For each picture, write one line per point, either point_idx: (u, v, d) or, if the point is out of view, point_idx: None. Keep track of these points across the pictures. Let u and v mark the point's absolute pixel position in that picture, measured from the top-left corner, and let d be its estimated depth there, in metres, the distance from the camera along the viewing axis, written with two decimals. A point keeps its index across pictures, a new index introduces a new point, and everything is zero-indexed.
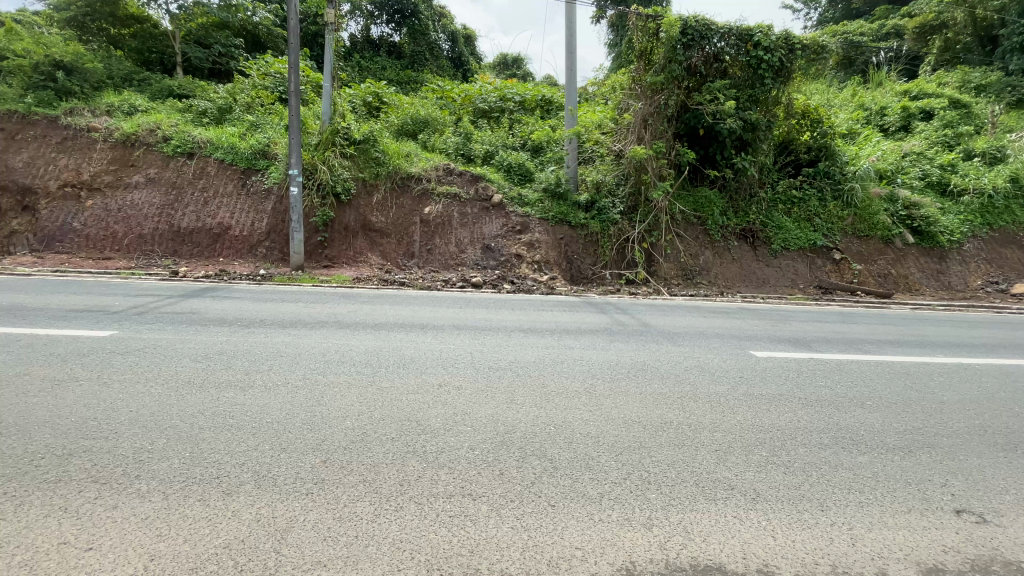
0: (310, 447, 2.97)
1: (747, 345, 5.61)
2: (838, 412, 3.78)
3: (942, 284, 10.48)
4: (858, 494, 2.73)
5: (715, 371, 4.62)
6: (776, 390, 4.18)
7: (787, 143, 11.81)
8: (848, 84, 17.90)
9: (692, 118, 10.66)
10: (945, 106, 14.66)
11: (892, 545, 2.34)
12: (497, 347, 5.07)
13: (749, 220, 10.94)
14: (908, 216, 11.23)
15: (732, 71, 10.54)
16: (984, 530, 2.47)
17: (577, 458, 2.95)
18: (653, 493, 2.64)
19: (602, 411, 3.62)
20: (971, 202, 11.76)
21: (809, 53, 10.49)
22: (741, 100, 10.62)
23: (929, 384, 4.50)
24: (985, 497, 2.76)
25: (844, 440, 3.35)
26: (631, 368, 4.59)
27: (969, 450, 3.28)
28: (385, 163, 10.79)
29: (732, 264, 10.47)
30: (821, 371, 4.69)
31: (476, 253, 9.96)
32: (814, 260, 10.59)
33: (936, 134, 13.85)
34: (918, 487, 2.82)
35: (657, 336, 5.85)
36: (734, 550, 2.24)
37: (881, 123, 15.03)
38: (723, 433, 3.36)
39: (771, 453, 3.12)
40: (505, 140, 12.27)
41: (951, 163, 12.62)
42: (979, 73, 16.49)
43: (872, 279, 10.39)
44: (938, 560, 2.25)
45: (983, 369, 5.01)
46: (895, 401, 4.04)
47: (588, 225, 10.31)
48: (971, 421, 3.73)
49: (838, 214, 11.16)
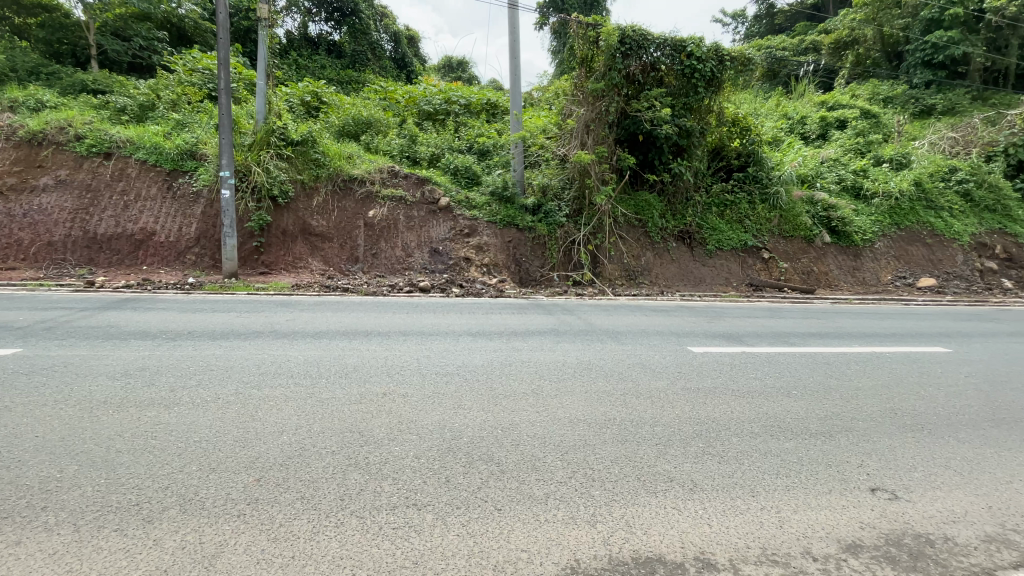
0: (242, 465, 2.80)
1: (686, 341, 5.86)
2: (767, 402, 4.03)
3: (857, 280, 11.47)
4: (785, 478, 2.91)
5: (656, 367, 4.80)
6: (712, 383, 4.39)
7: (719, 150, 12.40)
8: (773, 94, 19.16)
9: (631, 125, 11.02)
10: (857, 116, 16.01)
11: (817, 524, 2.51)
12: (444, 352, 5.02)
13: (686, 222, 11.45)
14: (827, 217, 12.12)
15: (668, 80, 10.98)
16: (896, 506, 2.69)
17: (524, 460, 2.96)
18: (598, 490, 2.69)
19: (549, 411, 3.67)
20: (881, 204, 12.85)
21: (737, 64, 11.11)
22: (677, 107, 11.08)
23: (845, 372, 4.89)
24: (896, 475, 3.01)
25: (772, 427, 3.57)
26: (576, 368, 4.67)
27: (880, 432, 3.59)
28: (324, 165, 10.43)
29: (671, 264, 10.94)
30: (752, 364, 4.99)
31: (424, 257, 9.84)
32: (745, 260, 11.26)
33: (850, 141, 15.07)
34: (838, 469, 3.04)
35: (602, 336, 6.00)
36: (674, 541, 2.32)
37: (802, 131, 16.20)
38: (663, 426, 3.49)
39: (707, 443, 3.28)
40: (451, 142, 12.19)
41: (863, 169, 13.75)
42: (887, 87, 18.20)
43: (796, 276, 11.23)
44: (857, 537, 2.43)
45: (893, 357, 5.49)
46: (816, 389, 4.36)
47: (535, 228, 10.46)
48: (883, 405, 4.07)
49: (766, 216, 11.91)
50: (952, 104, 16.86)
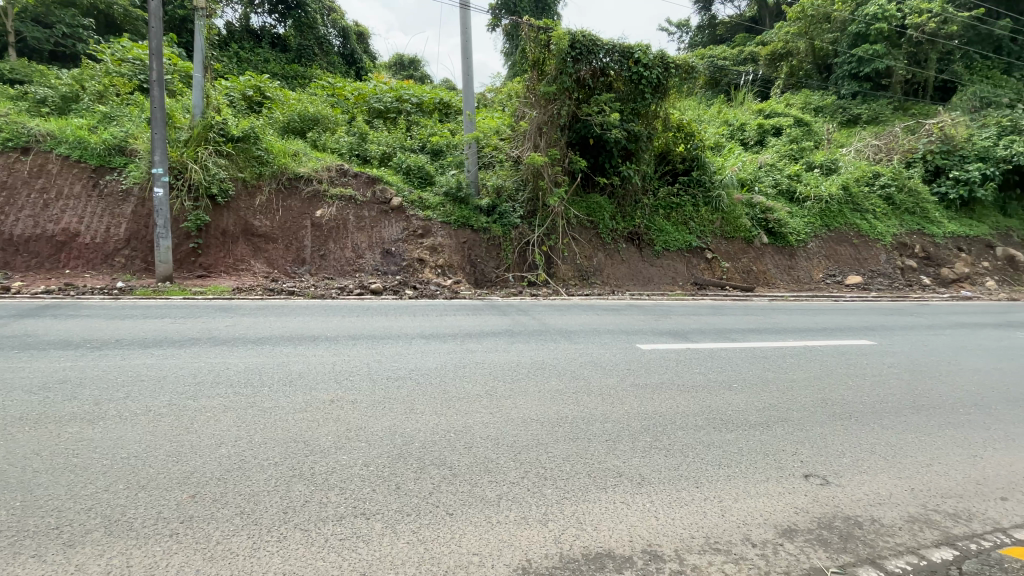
0: (176, 481, 2.63)
1: (635, 339, 6.02)
2: (711, 396, 4.21)
3: (792, 278, 12.22)
4: (727, 468, 3.04)
5: (607, 365, 4.91)
6: (660, 379, 4.55)
7: (665, 154, 12.82)
8: (715, 102, 20.08)
9: (582, 128, 11.22)
10: (790, 124, 17.08)
11: (756, 511, 2.63)
12: (396, 355, 4.92)
13: (635, 223, 11.79)
14: (765, 219, 12.81)
15: (617, 85, 11.26)
16: (827, 491, 2.87)
17: (476, 462, 2.95)
18: (549, 488, 2.72)
19: (502, 412, 3.67)
20: (813, 207, 13.69)
21: (681, 72, 11.55)
22: (626, 112, 11.38)
23: (782, 365, 5.18)
24: (828, 461, 3.21)
25: (715, 420, 3.73)
26: (530, 368, 4.70)
27: (813, 421, 3.83)
28: (268, 163, 10.00)
29: (622, 265, 11.23)
30: (697, 359, 5.20)
31: (375, 258, 9.62)
32: (691, 260, 11.73)
33: (785, 148, 16.00)
34: (776, 457, 3.21)
35: (556, 335, 6.06)
36: (622, 535, 2.37)
37: (742, 138, 17.06)
38: (613, 423, 3.57)
39: (654, 437, 3.38)
40: (402, 141, 11.99)
41: (797, 174, 14.61)
42: (818, 97, 19.50)
43: (736, 275, 11.83)
44: (792, 521, 2.57)
45: (824, 350, 5.87)
46: (756, 382, 4.59)
47: (490, 229, 10.47)
48: (815, 396, 4.34)
49: (708, 218, 12.45)
50: (875, 114, 18.20)
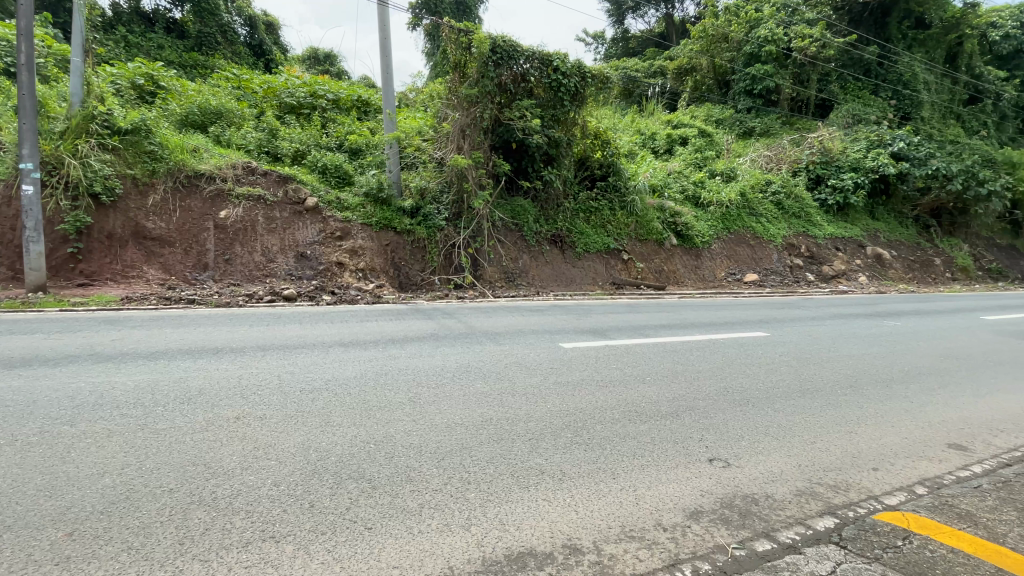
0: (46, 520, 2.30)
1: (558, 338, 6.19)
2: (627, 389, 4.43)
3: (699, 277, 13.22)
4: (641, 458, 3.22)
5: (531, 365, 5.00)
6: (581, 376, 4.71)
7: (584, 160, 13.30)
8: (629, 111, 21.20)
9: (505, 132, 11.37)
10: (695, 135, 18.48)
11: (667, 497, 2.80)
12: (312, 365, 4.68)
13: (557, 226, 12.12)
14: (674, 222, 13.71)
15: (537, 91, 11.51)
16: (728, 472, 3.12)
17: (397, 472, 2.87)
18: (472, 492, 2.71)
19: (425, 418, 3.61)
20: (716, 211, 14.85)
21: (598, 81, 12.06)
22: (546, 118, 11.67)
23: (690, 357, 5.58)
24: (729, 445, 3.49)
25: (630, 412, 3.93)
26: (455, 372, 4.67)
27: (716, 408, 4.15)
28: (163, 159, 9.10)
29: (546, 266, 11.49)
30: (614, 355, 5.45)
31: (289, 262, 9.06)
32: (609, 261, 12.28)
33: (690, 157, 17.24)
34: (684, 444, 3.44)
35: (481, 337, 6.08)
36: (543, 531, 2.42)
37: (653, 146, 18.16)
38: (536, 422, 3.64)
39: (575, 433, 3.49)
40: (317, 139, 11.42)
41: (701, 181, 15.80)
42: (719, 110, 21.23)
43: (650, 275, 12.56)
44: (699, 503, 2.76)
45: (726, 343, 6.40)
46: (668, 375, 4.90)
47: (413, 231, 10.27)
48: (718, 385, 4.72)
49: (624, 222, 13.09)
50: (766, 128, 20.15)
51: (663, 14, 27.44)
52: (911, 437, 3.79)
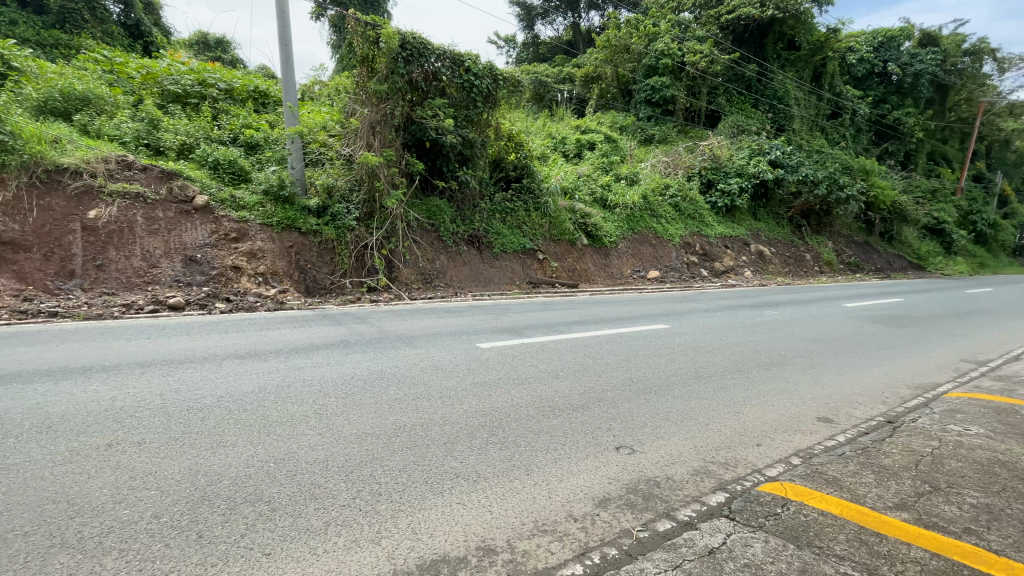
0: None
1: (474, 338, 6.18)
2: (541, 385, 4.53)
3: (609, 275, 13.93)
4: (554, 452, 3.30)
5: (447, 367, 4.94)
6: (497, 375, 4.74)
7: (498, 161, 13.42)
8: (540, 115, 21.79)
9: (417, 131, 11.16)
10: (601, 140, 19.46)
11: (578, 488, 2.90)
12: (202, 381, 4.24)
13: (474, 227, 12.12)
14: (585, 223, 14.28)
15: (449, 90, 11.40)
16: (633, 458, 3.31)
17: (301, 491, 2.69)
18: (383, 504, 2.62)
19: (332, 430, 3.43)
20: (622, 213, 15.70)
21: (509, 84, 12.21)
22: (459, 118, 11.61)
23: (599, 351, 5.85)
24: (635, 432, 3.70)
25: (544, 408, 4.02)
26: (367, 380, 4.48)
27: (623, 398, 4.38)
28: (13, 149, 7.81)
29: (463, 266, 11.43)
30: (529, 353, 5.56)
31: (176, 267, 8.15)
32: (526, 261, 12.51)
33: (598, 161, 18.07)
34: (594, 435, 3.59)
35: (394, 342, 5.90)
36: (457, 536, 2.40)
37: (563, 150, 18.81)
38: (451, 425, 3.60)
39: (490, 433, 3.50)
40: (208, 131, 10.44)
41: (608, 184, 16.62)
42: (622, 117, 22.46)
43: (564, 274, 13.01)
44: (607, 491, 2.89)
45: (632, 336, 6.78)
46: (579, 369, 5.09)
47: (320, 232, 9.74)
48: (625, 376, 4.99)
49: (539, 223, 13.38)
50: (665, 135, 21.70)
51: (570, 22, 28.56)
52: (788, 414, 4.26)
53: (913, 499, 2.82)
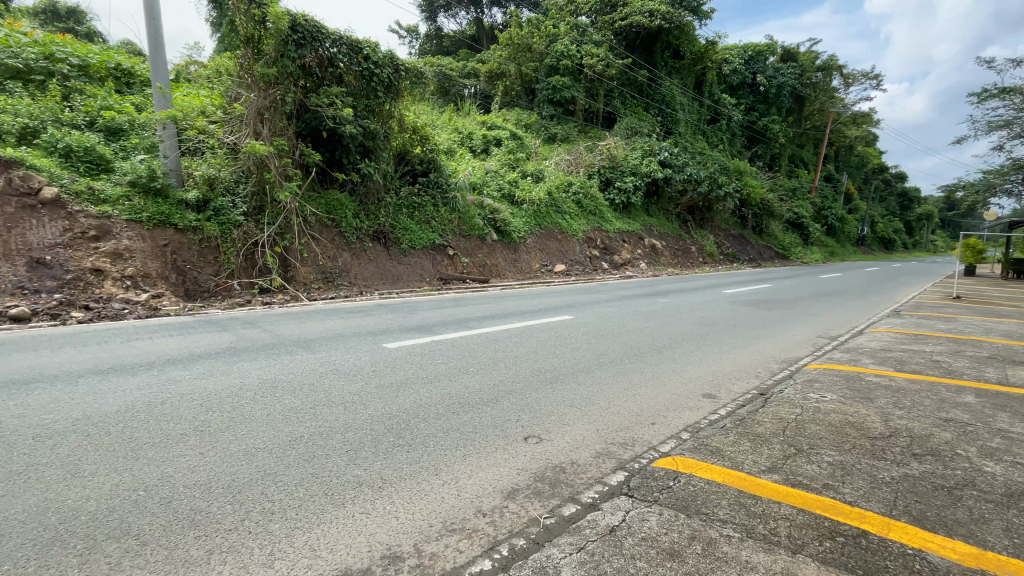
0: None
1: (380, 338, 5.97)
2: (449, 382, 4.49)
3: (518, 269, 14.20)
4: (463, 449, 3.28)
5: (350, 370, 4.70)
6: (405, 375, 4.61)
7: (404, 155, 12.93)
8: (445, 109, 21.50)
9: (312, 119, 10.41)
10: (507, 137, 19.70)
11: (486, 483, 2.90)
12: (52, 404, 3.61)
13: (379, 222, 11.66)
14: (493, 218, 14.37)
15: (347, 78, 10.83)
16: (540, 447, 3.38)
17: (178, 519, 2.39)
18: (277, 523, 2.42)
19: (217, 448, 3.10)
20: (528, 209, 16.05)
21: (411, 75, 11.86)
22: (358, 107, 11.06)
23: (508, 344, 5.95)
24: (542, 422, 3.79)
25: (453, 405, 3.98)
26: (260, 389, 4.12)
27: (531, 389, 4.48)
28: None
29: (368, 264, 10.95)
30: (438, 350, 5.49)
31: (19, 271, 6.80)
32: (435, 257, 12.30)
33: (504, 157, 18.24)
34: (502, 428, 3.62)
35: (291, 346, 5.49)
36: (359, 547, 2.28)
37: (470, 145, 18.75)
38: (354, 431, 3.42)
39: (397, 435, 3.39)
40: (56, 112, 8.95)
41: (515, 180, 16.84)
42: (526, 115, 22.81)
43: (475, 269, 13.02)
44: (515, 482, 2.92)
45: (540, 328, 6.96)
46: (488, 364, 5.11)
47: (202, 228, 8.78)
48: (534, 367, 5.11)
49: (448, 218, 13.22)
50: (567, 134, 22.51)
51: (473, 17, 28.47)
52: (678, 392, 4.63)
53: (782, 462, 3.19)
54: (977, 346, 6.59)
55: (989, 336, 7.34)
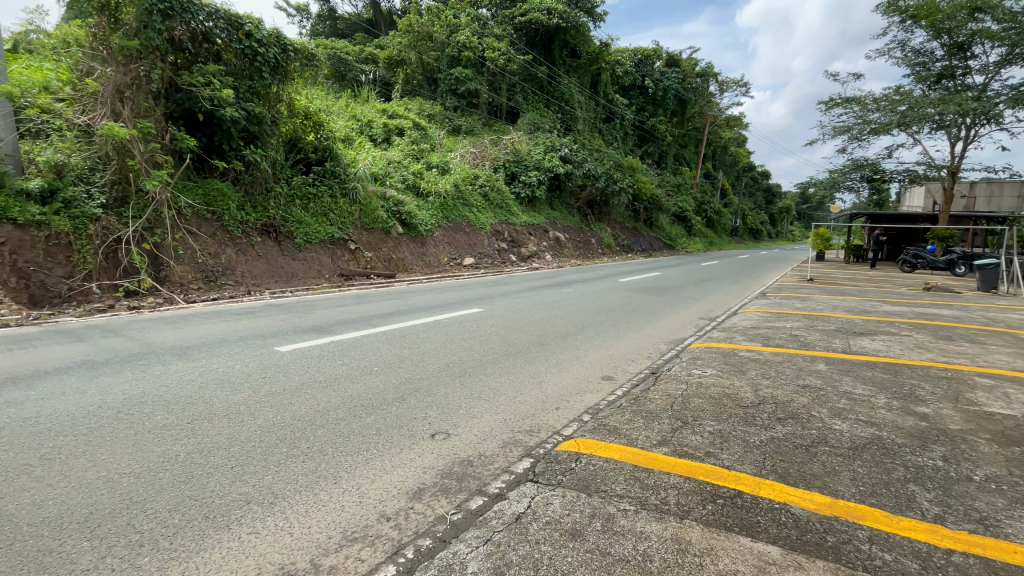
0: None
1: (272, 341, 5.51)
2: (350, 384, 4.26)
3: (425, 262, 13.91)
4: (365, 453, 3.13)
5: (237, 378, 4.28)
6: (300, 380, 4.30)
7: (295, 142, 12.07)
8: (342, 95, 20.37)
9: (185, 100, 9.28)
10: (409, 126, 19.15)
11: (390, 485, 2.79)
12: None
13: (269, 214, 10.78)
14: (397, 211, 13.91)
15: (226, 56, 9.86)
16: (447, 443, 3.33)
17: (17, 567, 2.02)
18: (146, 556, 2.13)
19: (71, 478, 2.66)
20: (434, 201, 15.75)
21: (302, 56, 11.03)
22: (240, 89, 10.08)
23: (414, 340, 5.81)
24: (449, 417, 3.74)
25: (355, 408, 3.78)
26: (126, 406, 3.61)
27: (438, 385, 4.40)
28: None
29: (258, 260, 10.05)
30: (338, 351, 5.20)
31: None
32: (334, 252, 11.63)
33: (407, 148, 17.72)
34: (408, 427, 3.52)
35: (166, 355, 4.88)
36: (249, 570, 2.09)
37: (370, 134, 17.94)
38: (242, 444, 3.12)
39: (292, 445, 3.15)
40: None
41: (419, 171, 16.42)
42: (429, 105, 22.31)
43: (380, 264, 12.52)
44: (420, 481, 2.85)
45: (447, 322, 6.88)
46: (392, 362, 4.94)
47: (48, 223, 7.51)
48: (441, 362, 5.03)
49: (348, 210, 12.52)
50: (471, 127, 22.42)
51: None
52: (579, 377, 4.84)
53: (671, 435, 3.46)
54: (826, 321, 7.68)
55: (834, 311, 8.59)
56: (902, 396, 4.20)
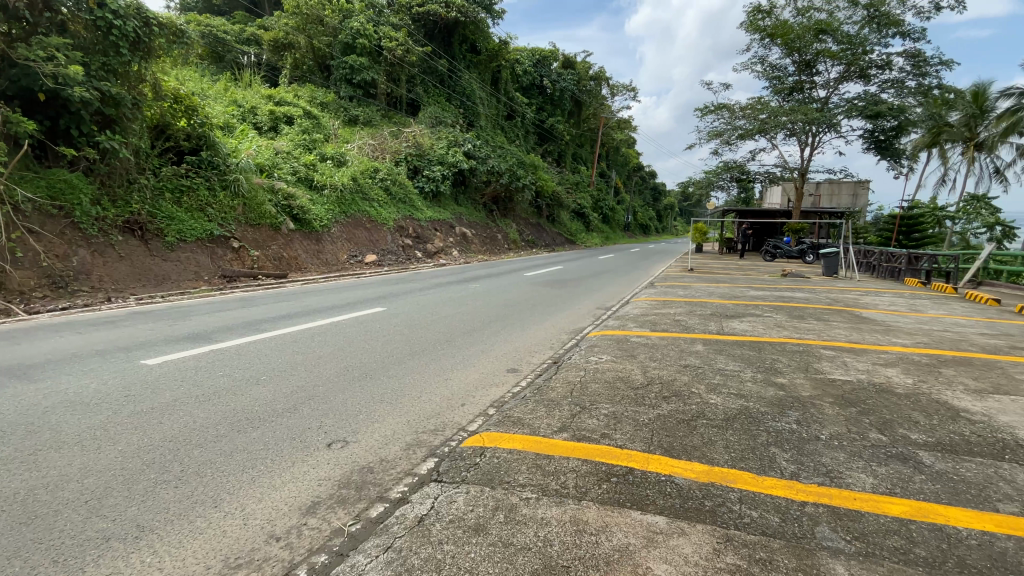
0: None
1: (136, 355, 4.82)
2: (234, 397, 3.88)
3: (322, 260, 13.13)
4: (251, 470, 2.86)
5: (92, 400, 3.68)
6: (173, 396, 3.82)
7: (162, 127, 10.76)
8: (219, 78, 18.45)
9: (18, 76, 7.78)
10: (300, 115, 17.86)
11: (282, 503, 2.59)
12: None
13: (132, 210, 9.45)
14: (288, 205, 12.96)
15: (73, 28, 8.43)
16: (345, 451, 3.17)
17: None
18: None
19: None
20: (330, 195, 14.90)
21: (168, 32, 9.77)
22: (92, 66, 8.66)
23: (308, 345, 5.43)
24: (347, 423, 3.56)
25: (239, 422, 3.45)
26: None
27: (336, 390, 4.16)
28: None
29: (120, 262, 8.77)
30: (220, 361, 4.70)
31: None
32: (214, 251, 10.51)
33: (297, 138, 16.51)
34: (301, 438, 3.28)
35: None
36: None
37: (254, 121, 16.41)
38: (99, 474, 2.71)
39: (163, 470, 2.80)
40: None
41: (312, 163, 15.38)
42: (322, 92, 20.94)
43: (269, 263, 11.57)
44: (316, 495, 2.68)
45: (346, 323, 6.54)
46: (285, 369, 4.58)
47: None
48: (339, 366, 4.76)
49: (230, 204, 11.40)
50: (369, 118, 21.50)
51: None
52: (484, 371, 4.87)
53: (570, 420, 3.61)
54: (703, 306, 8.53)
55: (710, 297, 9.57)
56: (764, 369, 4.80)
